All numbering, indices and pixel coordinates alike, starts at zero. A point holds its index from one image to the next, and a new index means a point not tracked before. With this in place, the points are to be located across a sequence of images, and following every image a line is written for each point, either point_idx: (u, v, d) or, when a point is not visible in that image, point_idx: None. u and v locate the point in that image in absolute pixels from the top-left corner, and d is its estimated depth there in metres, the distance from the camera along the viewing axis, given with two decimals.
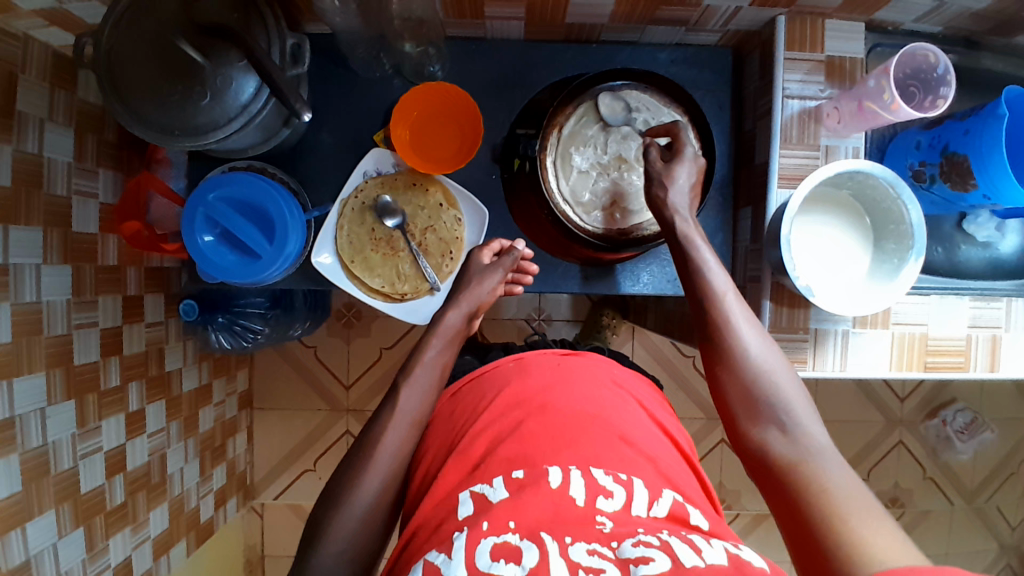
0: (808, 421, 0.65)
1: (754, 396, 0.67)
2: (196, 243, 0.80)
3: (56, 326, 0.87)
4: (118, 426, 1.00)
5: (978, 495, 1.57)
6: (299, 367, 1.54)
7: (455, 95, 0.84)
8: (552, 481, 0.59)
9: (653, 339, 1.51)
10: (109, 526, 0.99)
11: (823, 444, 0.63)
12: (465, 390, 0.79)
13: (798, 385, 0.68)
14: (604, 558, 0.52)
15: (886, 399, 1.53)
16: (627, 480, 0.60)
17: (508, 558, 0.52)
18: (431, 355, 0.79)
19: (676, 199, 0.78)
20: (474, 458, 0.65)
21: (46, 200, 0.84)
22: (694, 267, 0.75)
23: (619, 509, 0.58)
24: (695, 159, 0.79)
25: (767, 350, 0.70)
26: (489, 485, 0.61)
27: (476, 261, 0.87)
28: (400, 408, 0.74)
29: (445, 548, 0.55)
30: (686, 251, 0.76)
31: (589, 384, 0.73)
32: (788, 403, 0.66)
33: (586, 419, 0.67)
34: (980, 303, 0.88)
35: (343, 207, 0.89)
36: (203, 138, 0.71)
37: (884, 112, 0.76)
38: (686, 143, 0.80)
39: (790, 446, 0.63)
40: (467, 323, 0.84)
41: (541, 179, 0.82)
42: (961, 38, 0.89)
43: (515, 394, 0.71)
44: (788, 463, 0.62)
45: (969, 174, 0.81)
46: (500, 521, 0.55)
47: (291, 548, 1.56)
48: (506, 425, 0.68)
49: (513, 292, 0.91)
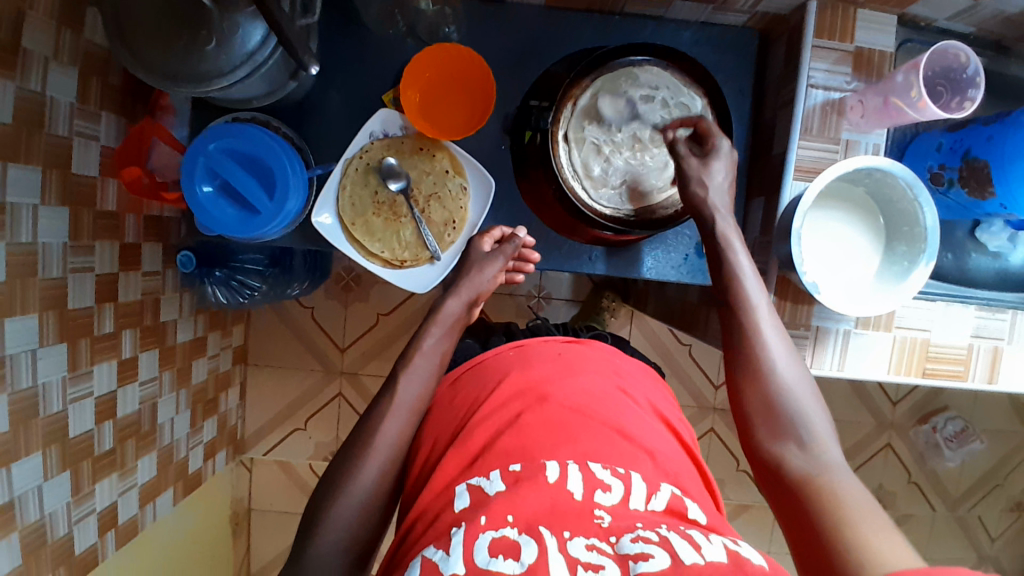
0: (827, 439, 0.66)
1: (777, 408, 0.68)
2: (195, 194, 0.78)
3: (51, 268, 0.86)
4: (109, 372, 1.00)
5: (961, 503, 1.58)
6: (294, 327, 1.53)
7: (469, 59, 0.82)
8: (549, 476, 0.59)
9: (651, 325, 1.50)
10: (96, 471, 0.99)
11: (838, 460, 0.64)
12: (466, 376, 0.78)
13: (820, 403, 0.69)
14: (603, 554, 0.53)
15: (878, 401, 1.52)
16: (625, 474, 0.61)
17: (507, 553, 0.52)
18: (430, 343, 0.79)
19: (714, 199, 0.78)
20: (471, 451, 0.65)
21: (46, 141, 0.82)
22: (730, 273, 0.75)
23: (617, 502, 0.58)
24: (731, 155, 0.79)
25: (793, 364, 0.71)
26: (485, 477, 0.61)
27: (478, 248, 0.86)
28: (399, 398, 0.74)
29: (442, 544, 0.55)
30: (724, 257, 0.76)
31: (590, 378, 0.72)
32: (808, 420, 0.67)
33: (585, 413, 0.67)
34: (984, 313, 0.87)
35: (346, 167, 0.86)
36: (207, 84, 0.69)
37: (910, 110, 0.73)
38: (717, 136, 0.79)
39: (806, 460, 0.64)
40: (467, 312, 0.84)
41: (551, 152, 0.80)
42: (992, 41, 0.86)
43: (515, 385, 0.71)
44: (803, 476, 0.63)
45: (988, 182, 0.80)
46: (498, 516, 0.55)
47: (278, 504, 1.58)
48: (503, 417, 0.67)
49: (513, 281, 0.90)
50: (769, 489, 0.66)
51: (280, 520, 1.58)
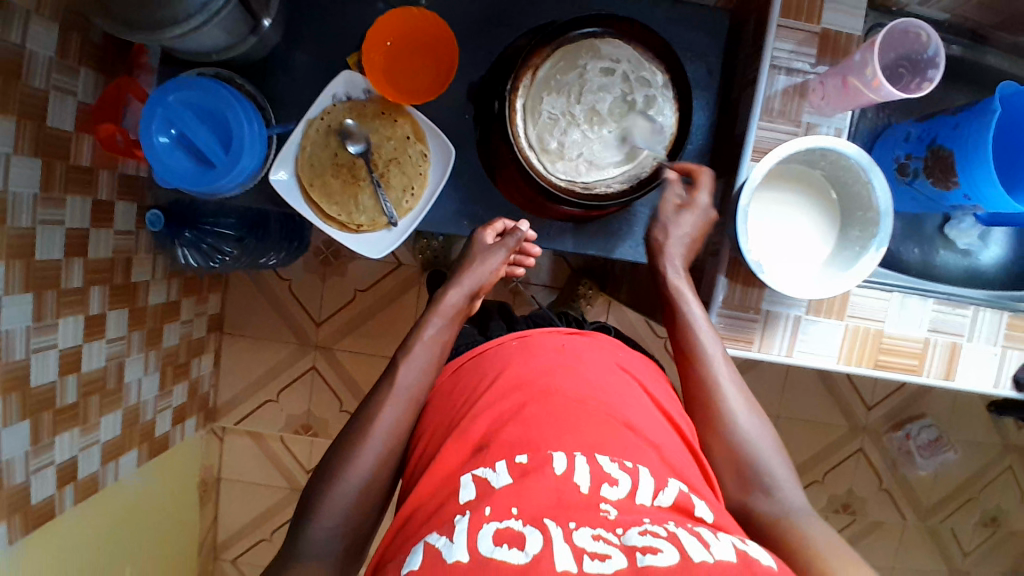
0: (790, 485, 0.66)
1: (741, 460, 0.68)
2: (153, 144, 0.78)
3: (20, 217, 0.86)
4: (76, 326, 1.01)
5: (932, 514, 1.56)
6: (272, 299, 1.54)
7: (432, 23, 0.83)
8: (556, 467, 0.58)
9: (628, 315, 1.49)
10: (57, 423, 1.00)
11: (803, 508, 0.64)
12: (469, 364, 0.77)
13: (780, 453, 0.69)
14: (608, 544, 0.51)
15: (853, 405, 1.51)
16: (633, 469, 0.59)
17: (511, 542, 0.50)
18: (430, 332, 0.79)
19: (673, 247, 0.82)
20: (474, 438, 0.64)
21: (23, 92, 0.83)
22: (683, 325, 0.77)
23: (623, 497, 0.57)
24: (706, 211, 0.82)
25: (755, 417, 0.71)
26: (491, 469, 0.59)
27: (480, 240, 0.87)
28: (398, 384, 0.74)
29: (447, 530, 0.54)
30: (676, 310, 0.79)
31: (594, 370, 0.71)
32: (771, 467, 0.67)
33: (590, 405, 0.64)
34: (943, 308, 0.85)
35: (308, 127, 0.85)
36: (162, 33, 0.69)
37: (866, 90, 0.72)
38: (702, 192, 0.82)
39: (772, 505, 0.65)
40: (469, 303, 0.85)
41: (508, 121, 0.79)
42: (967, 29, 0.85)
43: (515, 376, 0.69)
44: (769, 524, 0.63)
45: (952, 171, 0.78)
46: (502, 508, 0.54)
47: (249, 474, 1.59)
48: (506, 407, 0.66)
49: (513, 274, 0.92)
50: None
51: (250, 490, 1.59)
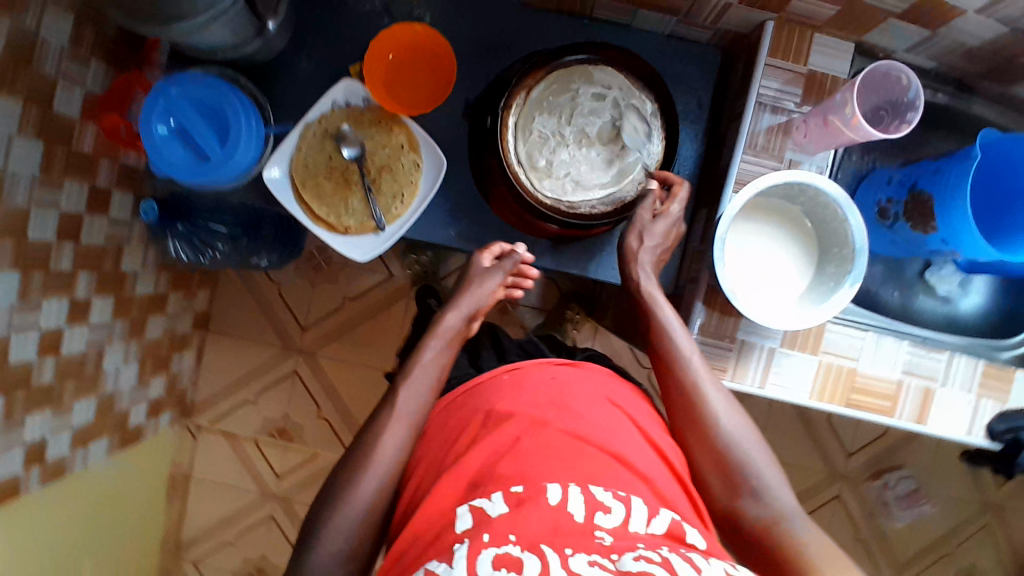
0: (778, 485, 0.69)
1: (727, 461, 0.70)
2: (151, 134, 0.81)
3: (16, 196, 0.87)
4: (59, 308, 1.01)
5: (908, 568, 1.54)
6: (260, 301, 1.54)
7: (434, 40, 0.86)
8: (551, 498, 0.58)
9: (614, 342, 1.50)
10: (30, 403, 0.99)
11: (791, 507, 0.67)
12: (460, 400, 0.76)
13: (761, 444, 0.72)
14: (604, 569, 0.50)
15: (832, 450, 1.50)
16: (627, 497, 0.60)
17: (509, 567, 0.50)
18: (429, 355, 0.79)
19: (645, 257, 0.84)
20: (471, 471, 0.64)
21: (32, 76, 0.85)
22: (658, 329, 0.79)
23: (618, 525, 0.57)
24: (678, 221, 0.84)
25: (735, 416, 0.73)
26: (487, 499, 0.59)
27: (478, 263, 0.88)
28: (399, 411, 0.73)
29: (445, 558, 0.54)
30: (650, 313, 0.81)
31: (587, 405, 0.71)
32: (757, 467, 0.70)
33: (584, 442, 0.65)
34: (917, 350, 0.86)
35: (304, 130, 0.87)
36: (168, 27, 0.71)
37: (846, 129, 0.74)
38: (677, 201, 0.83)
39: (761, 509, 0.67)
40: (466, 326, 0.84)
41: (500, 136, 0.81)
42: (954, 79, 0.87)
43: (509, 406, 0.69)
44: (758, 529, 0.66)
45: (931, 215, 0.80)
46: (500, 535, 0.54)
47: (220, 476, 1.57)
48: (500, 441, 0.66)
49: (512, 296, 0.92)
50: (732, 539, 0.69)
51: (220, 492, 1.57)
